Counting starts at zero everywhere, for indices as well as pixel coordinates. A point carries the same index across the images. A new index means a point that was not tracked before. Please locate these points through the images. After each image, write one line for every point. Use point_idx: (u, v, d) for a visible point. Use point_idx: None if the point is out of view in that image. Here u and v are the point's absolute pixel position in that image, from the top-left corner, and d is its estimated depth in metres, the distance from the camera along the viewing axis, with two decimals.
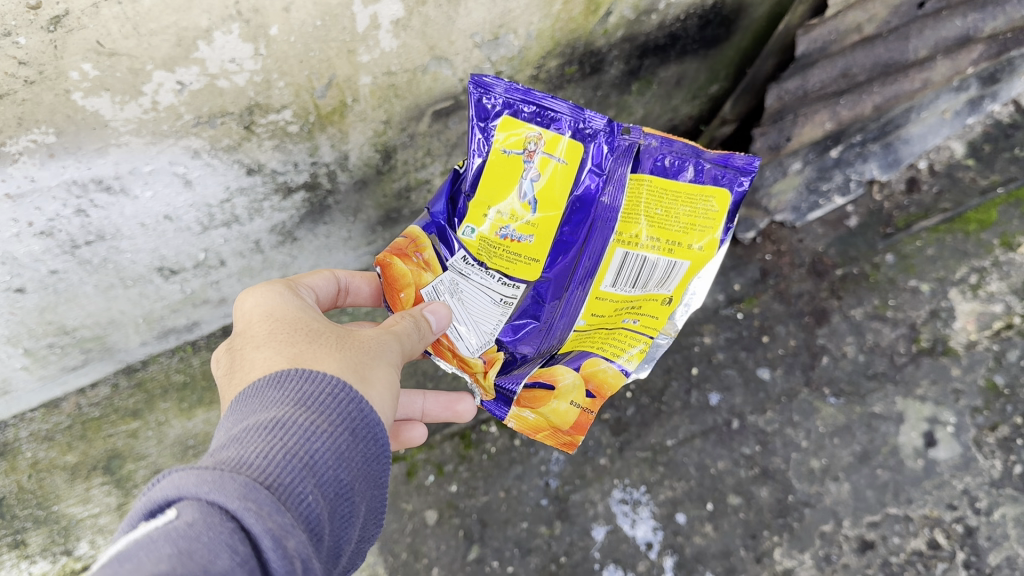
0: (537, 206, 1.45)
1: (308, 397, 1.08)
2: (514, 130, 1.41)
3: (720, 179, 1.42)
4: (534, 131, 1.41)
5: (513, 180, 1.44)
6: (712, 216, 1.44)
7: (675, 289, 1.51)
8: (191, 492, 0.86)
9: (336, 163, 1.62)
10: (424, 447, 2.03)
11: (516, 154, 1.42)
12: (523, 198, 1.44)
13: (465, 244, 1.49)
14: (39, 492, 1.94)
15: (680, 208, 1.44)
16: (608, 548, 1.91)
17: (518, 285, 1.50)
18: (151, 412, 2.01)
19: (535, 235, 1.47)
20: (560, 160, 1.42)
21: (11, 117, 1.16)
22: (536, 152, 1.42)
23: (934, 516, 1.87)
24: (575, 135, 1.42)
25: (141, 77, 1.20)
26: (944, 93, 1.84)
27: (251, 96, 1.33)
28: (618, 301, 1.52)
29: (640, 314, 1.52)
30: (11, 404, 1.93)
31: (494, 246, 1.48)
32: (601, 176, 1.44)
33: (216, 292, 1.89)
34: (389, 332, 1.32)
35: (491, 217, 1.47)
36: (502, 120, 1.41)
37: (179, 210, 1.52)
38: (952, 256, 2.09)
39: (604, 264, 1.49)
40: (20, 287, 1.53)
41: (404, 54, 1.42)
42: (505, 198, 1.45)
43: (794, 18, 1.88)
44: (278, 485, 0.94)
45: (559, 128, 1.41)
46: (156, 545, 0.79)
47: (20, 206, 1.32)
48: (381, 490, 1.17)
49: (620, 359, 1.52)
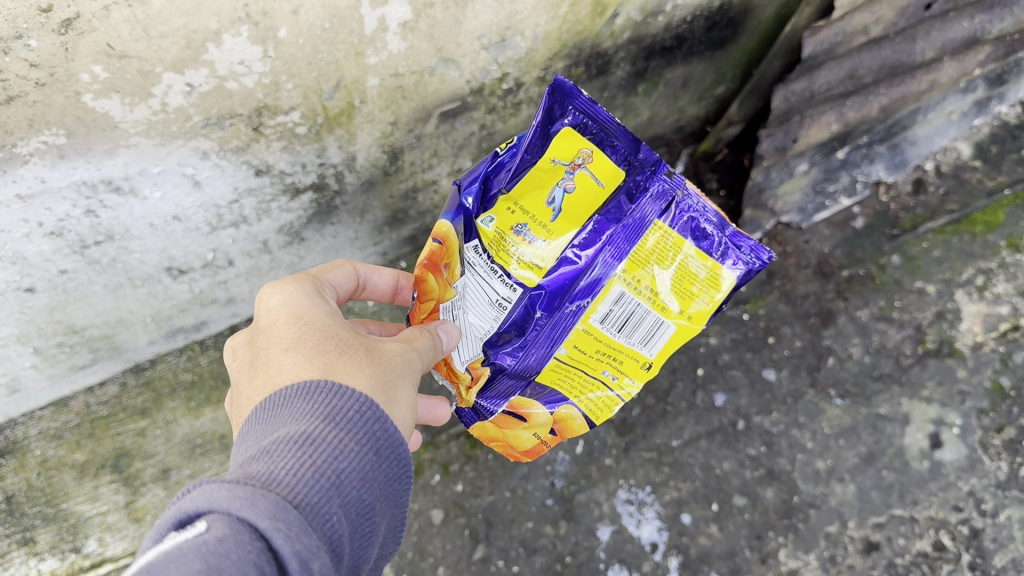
0: (559, 217, 1.38)
1: (337, 412, 1.09)
2: (571, 141, 1.32)
3: (728, 260, 1.35)
4: (588, 148, 1.32)
5: (550, 185, 1.36)
6: (710, 292, 1.38)
7: (656, 354, 1.47)
8: (222, 507, 0.87)
9: (343, 164, 1.63)
10: (431, 446, 2.03)
11: (563, 165, 1.33)
12: (549, 205, 1.37)
13: (481, 234, 1.40)
14: (48, 489, 1.96)
15: (686, 272, 1.38)
16: (614, 548, 1.92)
17: (515, 287, 1.42)
18: (158, 410, 2.02)
19: (546, 246, 1.41)
20: (599, 183, 1.35)
21: (22, 119, 1.18)
22: (582, 168, 1.33)
23: (940, 518, 1.90)
24: (622, 162, 1.34)
25: (151, 79, 1.21)
26: (949, 94, 1.85)
27: (260, 98, 1.34)
28: (602, 343, 1.45)
29: (620, 371, 1.49)
30: (20, 402, 1.94)
31: (506, 244, 1.41)
32: (626, 208, 1.36)
33: (224, 292, 1.89)
34: (413, 346, 1.32)
35: (515, 212, 1.39)
36: (563, 129, 1.31)
37: (188, 210, 1.53)
38: (958, 258, 2.09)
39: (600, 297, 1.41)
40: (30, 287, 1.54)
41: (412, 56, 1.42)
42: (534, 202, 1.38)
43: (802, 19, 1.84)
44: (305, 505, 0.95)
45: (614, 153, 1.33)
46: (186, 560, 0.81)
47: (31, 207, 1.33)
48: (401, 510, 1.17)
49: (581, 401, 1.51)
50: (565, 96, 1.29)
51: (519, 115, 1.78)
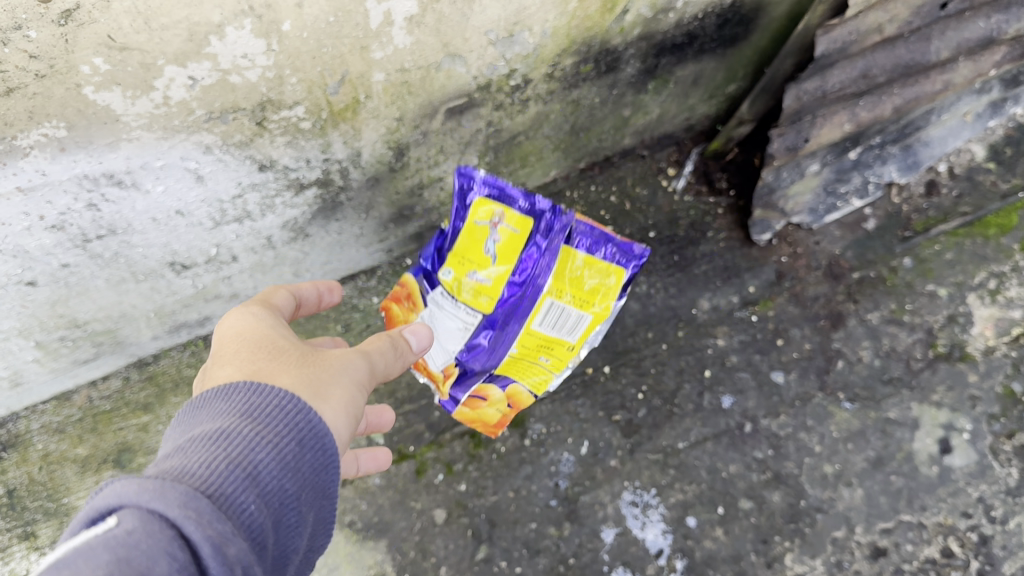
0: (495, 259, 1.52)
1: (255, 409, 1.07)
2: (482, 207, 1.49)
3: (619, 258, 1.52)
4: (497, 208, 1.49)
5: (478, 242, 1.52)
6: (610, 288, 1.55)
7: (578, 337, 1.63)
8: (132, 499, 0.83)
9: (348, 160, 1.61)
10: (434, 445, 1.99)
11: (482, 225, 1.51)
12: (485, 256, 1.53)
13: (443, 284, 1.60)
14: (49, 484, 1.95)
15: (597, 275, 1.54)
16: (618, 550, 1.90)
17: (475, 314, 1.58)
18: (162, 405, 2.01)
19: (493, 282, 1.54)
20: (515, 231, 1.49)
21: (22, 111, 1.16)
22: (500, 224, 1.50)
23: (949, 524, 1.88)
24: (527, 211, 1.48)
25: (152, 72, 1.19)
26: (965, 94, 1.80)
27: (263, 92, 1.32)
28: (541, 340, 1.61)
29: (553, 355, 1.66)
30: (22, 396, 1.93)
31: (466, 286, 1.57)
32: (541, 248, 1.49)
33: (228, 287, 1.88)
34: (355, 350, 1.32)
35: (465, 263, 1.55)
36: (474, 197, 1.49)
37: (191, 205, 1.52)
38: (971, 261, 2.07)
39: (535, 310, 1.55)
40: (32, 281, 1.53)
41: (418, 51, 1.40)
42: (478, 258, 1.54)
43: (815, 18, 1.79)
44: (220, 495, 0.92)
45: (513, 201, 1.48)
46: (94, 553, 0.77)
47: (32, 201, 1.32)
48: (330, 502, 1.16)
49: (525, 381, 1.69)
50: (467, 178, 1.48)
51: (526, 113, 1.76)
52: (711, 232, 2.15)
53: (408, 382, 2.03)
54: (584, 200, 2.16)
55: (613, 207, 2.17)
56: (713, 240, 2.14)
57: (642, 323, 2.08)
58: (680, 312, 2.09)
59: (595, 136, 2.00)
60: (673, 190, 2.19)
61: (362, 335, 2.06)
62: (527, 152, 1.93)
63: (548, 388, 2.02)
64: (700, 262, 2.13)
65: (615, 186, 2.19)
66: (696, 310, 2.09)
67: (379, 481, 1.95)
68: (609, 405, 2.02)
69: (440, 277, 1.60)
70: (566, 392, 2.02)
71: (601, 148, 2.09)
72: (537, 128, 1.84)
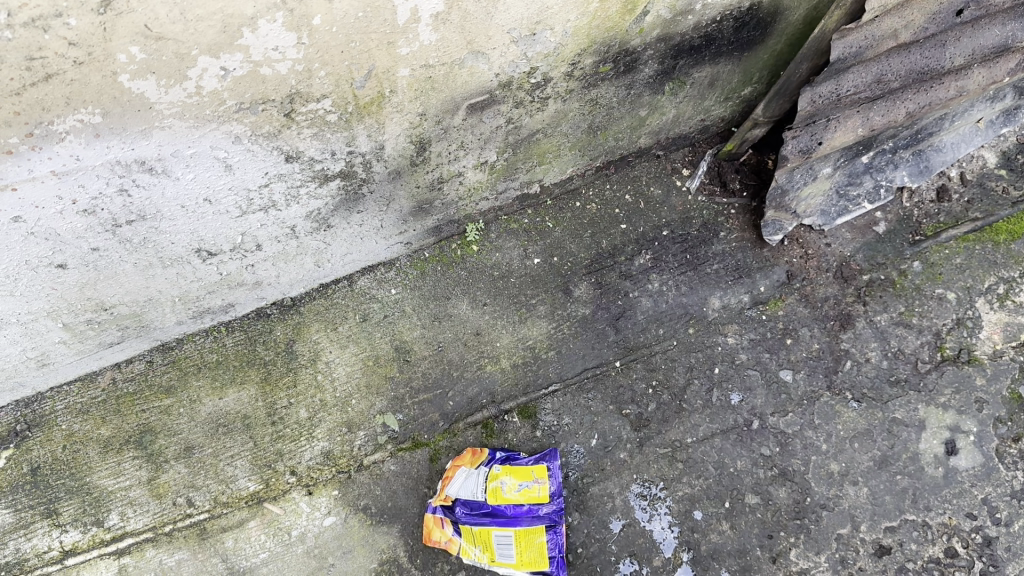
0: (520, 491, 1.90)
1: None
2: (536, 470, 1.92)
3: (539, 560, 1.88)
4: (543, 480, 1.91)
5: (519, 476, 1.92)
6: (526, 560, 1.88)
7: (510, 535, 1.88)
8: None
9: (371, 153, 1.66)
10: (447, 434, 2.04)
11: (529, 481, 1.91)
12: (518, 484, 1.91)
13: (496, 471, 1.93)
14: (73, 463, 2.02)
15: (532, 539, 1.88)
16: (625, 541, 1.96)
17: (495, 470, 1.93)
18: (184, 389, 2.06)
19: (516, 490, 1.90)
20: (534, 496, 1.90)
21: (59, 97, 1.21)
22: (534, 486, 1.91)
23: (953, 525, 1.91)
24: (552, 493, 1.91)
25: (186, 62, 1.24)
26: (977, 102, 1.90)
27: (292, 84, 1.36)
28: (523, 486, 1.90)
29: (532, 490, 1.90)
30: (49, 376, 1.98)
31: (497, 479, 1.92)
32: (536, 511, 1.89)
33: (251, 275, 1.93)
34: None
35: (513, 473, 1.93)
36: (538, 464, 1.93)
37: (219, 192, 1.56)
38: (980, 266, 2.08)
39: (529, 479, 1.91)
40: (62, 264, 1.58)
41: (443, 47, 1.44)
42: (513, 485, 1.91)
43: (832, 23, 1.69)
44: None
45: (553, 485, 1.91)
46: None
47: (65, 184, 1.36)
48: None
49: (519, 484, 1.91)
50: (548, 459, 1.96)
51: (545, 110, 1.79)
52: (723, 233, 2.18)
53: (422, 372, 2.08)
54: (600, 198, 2.22)
55: (628, 206, 2.21)
56: (725, 240, 2.17)
57: (653, 319, 2.12)
58: (691, 309, 2.12)
59: (612, 135, 2.04)
60: (687, 189, 2.22)
61: (380, 325, 2.11)
62: (545, 149, 1.96)
63: (561, 380, 2.08)
64: (711, 261, 2.16)
65: (630, 186, 2.23)
66: (707, 308, 2.12)
67: (394, 467, 2.02)
68: (620, 399, 2.06)
69: (494, 465, 1.94)
70: (579, 384, 2.07)
71: (617, 147, 2.11)
72: (555, 125, 1.88)
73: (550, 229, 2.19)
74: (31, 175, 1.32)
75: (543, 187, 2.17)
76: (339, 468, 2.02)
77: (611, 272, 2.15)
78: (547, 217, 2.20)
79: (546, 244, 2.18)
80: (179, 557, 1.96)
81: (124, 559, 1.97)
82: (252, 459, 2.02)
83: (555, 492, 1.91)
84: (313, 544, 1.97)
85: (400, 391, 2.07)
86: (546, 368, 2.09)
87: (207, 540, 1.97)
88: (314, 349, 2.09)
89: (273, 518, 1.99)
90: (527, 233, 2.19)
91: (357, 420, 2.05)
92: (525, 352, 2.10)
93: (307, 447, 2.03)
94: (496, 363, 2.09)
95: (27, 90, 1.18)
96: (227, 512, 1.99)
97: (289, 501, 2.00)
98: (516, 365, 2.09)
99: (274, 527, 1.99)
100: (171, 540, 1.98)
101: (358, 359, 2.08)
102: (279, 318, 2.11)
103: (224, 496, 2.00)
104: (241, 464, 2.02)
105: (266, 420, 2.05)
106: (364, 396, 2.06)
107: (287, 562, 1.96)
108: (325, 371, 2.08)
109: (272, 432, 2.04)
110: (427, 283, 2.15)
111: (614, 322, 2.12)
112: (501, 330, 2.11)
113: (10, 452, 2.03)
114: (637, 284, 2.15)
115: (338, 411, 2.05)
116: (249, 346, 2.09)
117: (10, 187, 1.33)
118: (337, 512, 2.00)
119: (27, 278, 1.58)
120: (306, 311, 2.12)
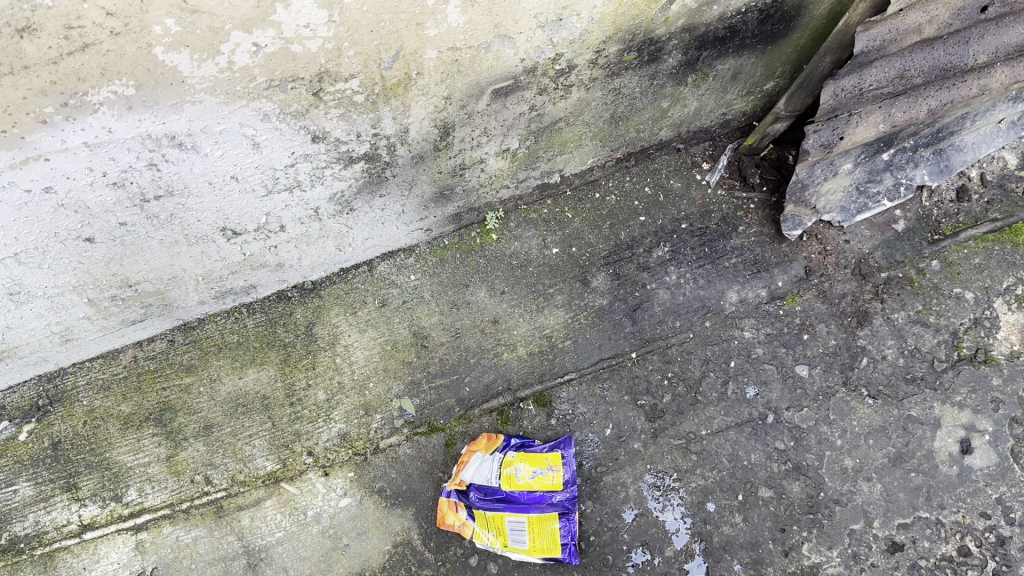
0: (536, 480, 1.93)
1: None
2: (551, 457, 1.96)
3: (554, 546, 1.92)
4: (559, 468, 1.94)
5: (536, 462, 1.95)
6: (541, 546, 1.92)
7: (525, 521, 1.92)
8: None
9: (396, 136, 1.69)
10: (463, 420, 2.06)
11: (546, 468, 1.94)
12: (534, 472, 1.94)
13: (512, 457, 1.96)
14: (93, 438, 2.06)
15: (547, 524, 1.92)
16: (638, 530, 1.98)
17: (511, 455, 1.97)
18: (204, 368, 2.09)
19: (532, 478, 1.93)
20: (550, 484, 1.93)
21: (95, 67, 1.27)
22: (550, 475, 1.94)
23: (966, 523, 1.93)
24: (568, 482, 1.93)
25: (219, 36, 1.29)
26: (999, 101, 1.90)
27: (322, 63, 1.40)
28: (539, 475, 1.93)
29: (547, 478, 1.93)
30: (72, 352, 2.02)
31: (513, 466, 1.95)
32: (552, 500, 1.93)
33: (274, 257, 1.96)
34: None
35: (529, 459, 1.96)
36: (554, 451, 1.97)
37: (246, 170, 1.61)
38: (1000, 266, 2.07)
39: (543, 466, 1.95)
40: (90, 237, 1.63)
41: (470, 31, 1.47)
42: (529, 472, 1.94)
43: (856, 15, 1.70)
44: None
45: (569, 474, 1.94)
46: None
47: (97, 156, 1.43)
48: None
49: (536, 471, 1.94)
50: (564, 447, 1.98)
51: (568, 98, 1.81)
52: (742, 227, 2.18)
53: (440, 358, 2.10)
54: (619, 190, 2.22)
55: (648, 198, 2.22)
56: (744, 234, 2.18)
57: (670, 311, 2.13)
58: (708, 302, 2.13)
59: (634, 126, 2.05)
60: (706, 183, 2.22)
61: (399, 310, 2.13)
62: (567, 139, 1.98)
63: (576, 369, 2.09)
64: (729, 255, 2.16)
65: (650, 178, 2.23)
66: (725, 301, 2.13)
67: (409, 450, 2.05)
68: (635, 389, 2.07)
69: (511, 450, 1.97)
70: (594, 374, 2.08)
71: (638, 138, 2.12)
72: (578, 114, 1.89)
73: (568, 219, 2.20)
74: (64, 145, 1.38)
75: (563, 177, 2.18)
76: (355, 450, 2.05)
77: (628, 264, 2.17)
78: (567, 208, 2.21)
79: (565, 234, 2.19)
80: (195, 535, 2.00)
81: (141, 535, 2.01)
82: (270, 439, 2.06)
83: (571, 479, 1.94)
84: (328, 524, 2.01)
85: (417, 375, 2.09)
86: (562, 357, 2.10)
87: (224, 518, 2.01)
88: (334, 332, 2.12)
89: (289, 498, 2.03)
90: (546, 222, 2.20)
91: (374, 403, 2.07)
92: (542, 340, 2.11)
93: (324, 429, 2.06)
94: (513, 351, 2.11)
95: (64, 59, 1.24)
96: (244, 491, 2.03)
97: (305, 481, 2.04)
98: (533, 353, 2.10)
99: (289, 506, 2.02)
100: (188, 517, 2.02)
101: (377, 343, 2.11)
102: (299, 301, 2.14)
103: (241, 475, 2.04)
104: (259, 444, 2.05)
105: (285, 401, 2.07)
106: (382, 379, 2.09)
107: (301, 542, 2.00)
108: (343, 354, 2.10)
109: (291, 413, 2.07)
110: (447, 269, 2.16)
111: (631, 313, 2.13)
112: (518, 318, 2.13)
113: (31, 426, 2.07)
114: (654, 276, 2.16)
115: (356, 394, 2.08)
116: (269, 327, 2.12)
117: (44, 157, 1.39)
118: (352, 493, 2.03)
119: (56, 250, 1.63)
120: (326, 295, 2.15)
